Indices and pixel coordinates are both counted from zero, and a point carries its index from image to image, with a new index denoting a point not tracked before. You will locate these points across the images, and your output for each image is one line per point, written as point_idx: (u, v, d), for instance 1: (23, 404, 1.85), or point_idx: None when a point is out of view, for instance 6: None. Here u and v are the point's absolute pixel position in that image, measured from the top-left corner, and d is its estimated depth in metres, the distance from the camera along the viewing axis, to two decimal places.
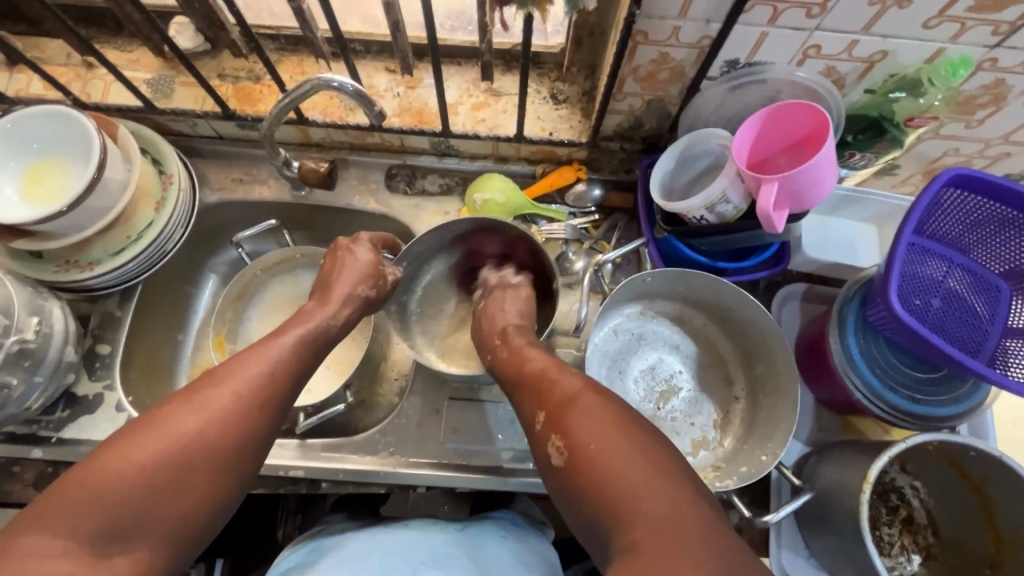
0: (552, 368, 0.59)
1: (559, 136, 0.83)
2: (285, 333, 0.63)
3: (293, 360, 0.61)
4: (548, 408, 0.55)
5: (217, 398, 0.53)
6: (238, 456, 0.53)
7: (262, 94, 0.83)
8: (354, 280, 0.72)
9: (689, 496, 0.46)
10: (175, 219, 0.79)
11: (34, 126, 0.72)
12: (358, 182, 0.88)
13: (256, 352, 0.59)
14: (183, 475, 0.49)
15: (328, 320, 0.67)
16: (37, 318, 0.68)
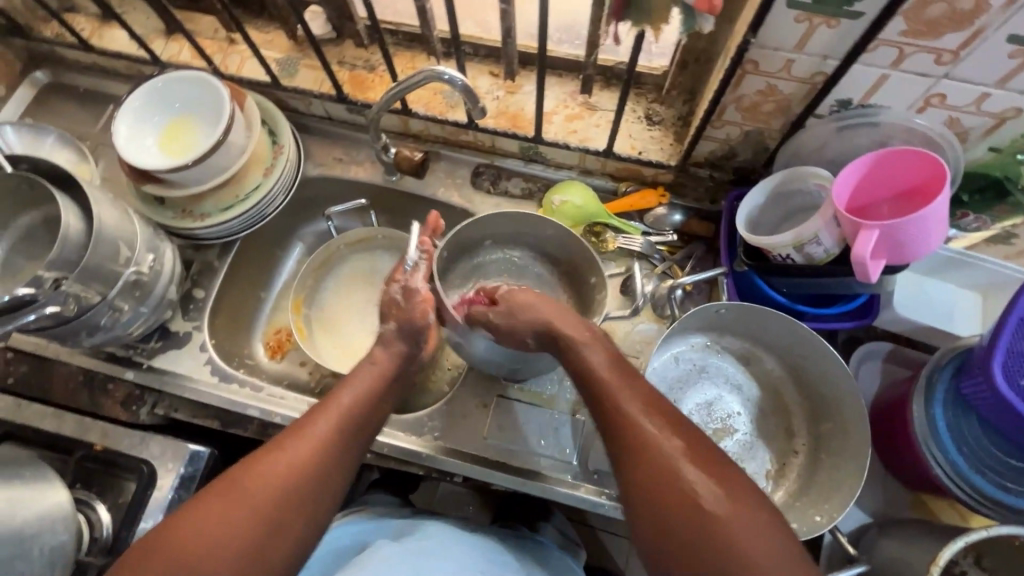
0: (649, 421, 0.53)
1: (647, 156, 0.84)
2: (352, 386, 0.64)
3: (360, 414, 0.62)
4: (658, 470, 0.50)
5: (293, 453, 0.56)
6: (311, 506, 0.55)
7: (374, 83, 0.90)
8: (388, 326, 0.70)
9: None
10: (279, 186, 0.86)
11: (178, 88, 0.81)
12: (445, 175, 0.92)
13: (325, 406, 0.61)
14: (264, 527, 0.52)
15: (391, 370, 0.67)
16: (152, 256, 0.75)
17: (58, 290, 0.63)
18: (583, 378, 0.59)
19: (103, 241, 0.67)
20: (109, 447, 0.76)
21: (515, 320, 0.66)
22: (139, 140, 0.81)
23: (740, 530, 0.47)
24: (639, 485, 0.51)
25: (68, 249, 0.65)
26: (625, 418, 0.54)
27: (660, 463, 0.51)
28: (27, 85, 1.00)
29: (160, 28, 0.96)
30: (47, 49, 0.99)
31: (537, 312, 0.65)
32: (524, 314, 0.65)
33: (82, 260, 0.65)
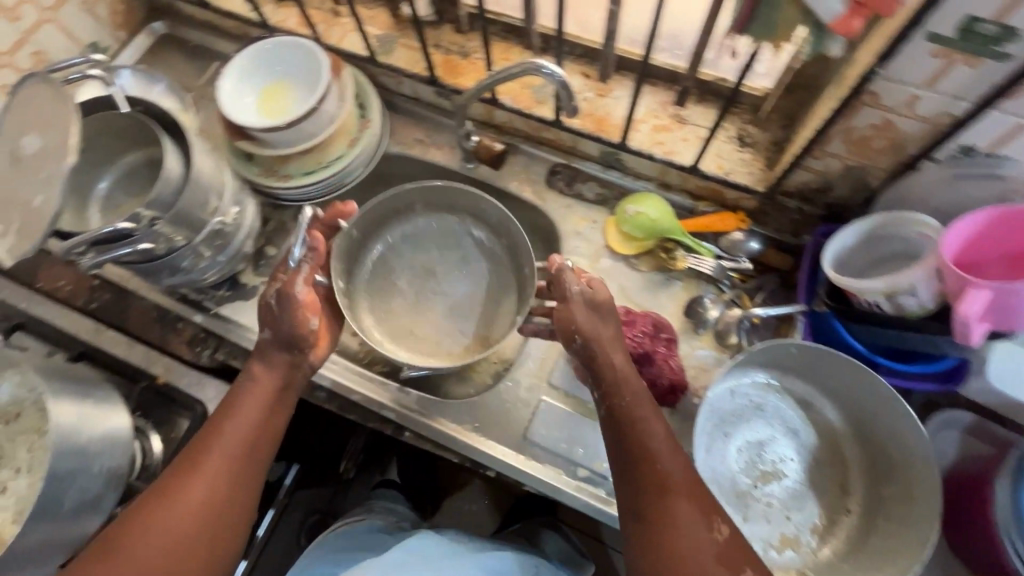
0: (658, 433, 0.61)
1: (734, 178, 0.80)
2: (239, 412, 0.64)
3: (251, 439, 0.64)
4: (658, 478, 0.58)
5: (186, 496, 0.58)
6: (227, 522, 0.60)
7: (466, 69, 0.90)
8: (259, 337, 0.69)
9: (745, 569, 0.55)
10: (361, 159, 0.89)
11: (282, 51, 0.85)
12: (521, 169, 0.92)
13: (213, 439, 0.62)
14: (181, 553, 0.57)
15: (280, 381, 0.68)
16: (237, 208, 0.78)
17: (153, 228, 0.67)
18: (619, 400, 0.62)
19: (198, 187, 0.71)
20: (172, 382, 0.81)
21: (595, 315, 0.65)
22: (240, 97, 0.84)
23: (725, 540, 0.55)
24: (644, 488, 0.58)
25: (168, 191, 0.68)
26: (644, 454, 0.59)
27: (672, 500, 0.56)
28: (145, 35, 1.07)
29: None
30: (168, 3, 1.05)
31: (608, 316, 0.66)
32: (601, 312, 0.65)
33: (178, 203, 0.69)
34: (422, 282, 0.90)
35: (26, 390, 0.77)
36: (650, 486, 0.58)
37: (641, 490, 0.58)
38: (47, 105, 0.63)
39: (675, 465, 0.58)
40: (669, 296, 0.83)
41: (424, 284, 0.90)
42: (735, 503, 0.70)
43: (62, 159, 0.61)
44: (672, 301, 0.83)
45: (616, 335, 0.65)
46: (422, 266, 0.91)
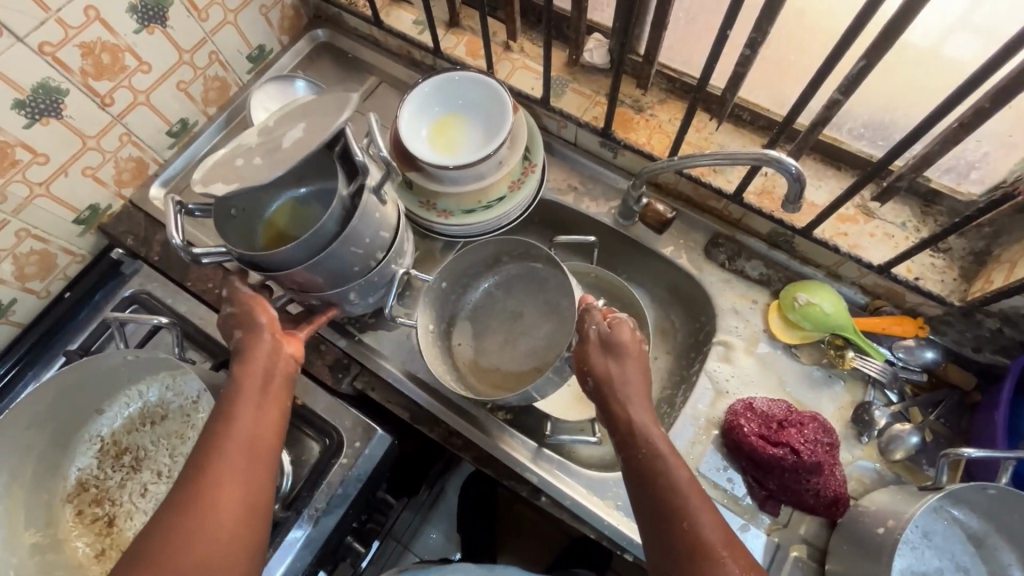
0: (685, 483, 0.54)
1: (924, 284, 0.75)
2: (238, 412, 0.57)
3: (257, 438, 0.57)
4: (689, 536, 0.52)
5: (206, 496, 0.51)
6: (258, 518, 0.54)
7: (638, 125, 0.88)
8: (235, 340, 0.64)
9: None
10: (521, 203, 0.86)
11: (466, 87, 0.84)
12: (678, 234, 0.88)
13: (214, 453, 0.54)
14: (210, 552, 0.50)
15: (270, 373, 0.61)
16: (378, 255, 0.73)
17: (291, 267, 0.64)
18: (639, 454, 0.57)
19: (315, 269, 0.66)
20: (310, 406, 0.80)
21: (616, 362, 0.62)
22: (416, 127, 0.84)
23: None
24: (676, 548, 0.52)
25: (282, 259, 0.64)
26: (672, 509, 0.53)
27: (711, 565, 0.50)
28: (307, 40, 1.07)
29: (442, 18, 0.99)
30: (335, 12, 1.05)
31: (626, 359, 0.62)
32: (617, 356, 0.62)
33: (295, 270, 0.65)
34: (509, 327, 0.89)
35: (173, 393, 0.76)
36: (681, 548, 0.52)
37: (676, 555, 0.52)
38: (324, 116, 0.64)
39: (709, 520, 0.52)
40: (830, 395, 0.79)
41: (511, 330, 0.89)
42: None
43: (279, 162, 0.60)
44: (835, 403, 0.78)
45: (631, 378, 0.61)
46: (508, 313, 0.89)
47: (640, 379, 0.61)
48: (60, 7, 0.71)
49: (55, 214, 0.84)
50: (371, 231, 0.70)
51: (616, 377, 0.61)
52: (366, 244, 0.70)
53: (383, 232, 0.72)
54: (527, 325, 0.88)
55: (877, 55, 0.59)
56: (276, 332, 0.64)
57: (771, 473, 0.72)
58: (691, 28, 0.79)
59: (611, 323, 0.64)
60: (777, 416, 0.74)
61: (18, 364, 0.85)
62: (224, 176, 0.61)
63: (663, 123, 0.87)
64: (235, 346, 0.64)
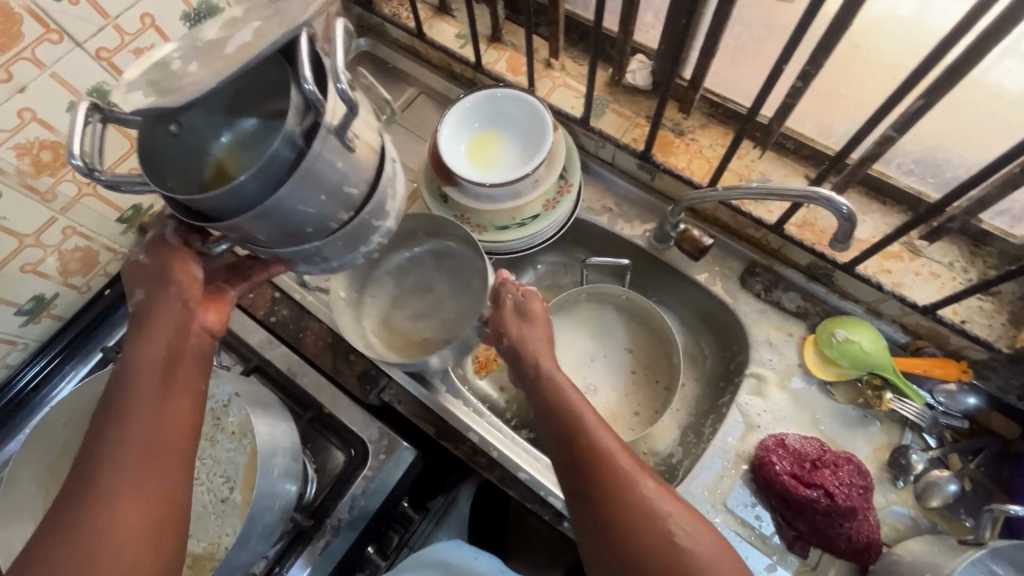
0: (586, 409, 0.59)
1: (971, 328, 0.73)
2: (134, 409, 0.49)
3: (161, 437, 0.49)
4: (591, 453, 0.56)
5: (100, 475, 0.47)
6: (167, 486, 0.49)
7: (678, 148, 0.86)
8: (134, 298, 0.55)
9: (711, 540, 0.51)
10: (556, 222, 0.86)
11: (507, 105, 0.84)
12: (714, 261, 0.87)
13: (106, 460, 0.47)
14: (110, 532, 0.45)
15: (175, 340, 0.53)
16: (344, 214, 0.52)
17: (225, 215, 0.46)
18: (544, 394, 0.62)
19: (256, 224, 0.47)
20: (337, 414, 0.80)
21: (528, 322, 0.69)
22: (455, 142, 0.84)
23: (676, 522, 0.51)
24: (581, 468, 0.56)
25: (211, 207, 0.46)
26: (570, 431, 0.58)
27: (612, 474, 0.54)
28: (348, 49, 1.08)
29: (484, 33, 0.99)
30: (377, 22, 1.06)
31: (535, 322, 0.68)
32: (527, 319, 0.69)
33: (230, 218, 0.46)
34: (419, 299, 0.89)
35: None
36: (584, 468, 0.55)
37: (582, 476, 0.55)
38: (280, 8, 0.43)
39: (609, 435, 0.57)
40: (864, 435, 0.77)
41: (420, 304, 0.89)
42: None
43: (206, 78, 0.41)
44: (869, 444, 0.77)
45: (539, 337, 0.67)
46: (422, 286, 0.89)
47: (545, 337, 0.68)
48: (118, 14, 0.73)
49: (100, 213, 0.86)
50: (334, 183, 0.49)
51: (530, 337, 0.67)
52: (326, 199, 0.49)
53: (350, 187, 0.51)
54: (440, 300, 0.88)
55: (937, 95, 0.58)
56: (190, 295, 0.55)
57: (802, 515, 0.70)
58: (739, 57, 0.78)
59: (522, 295, 0.72)
60: (811, 456, 0.72)
61: (58, 356, 0.89)
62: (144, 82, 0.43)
63: (704, 148, 0.86)
64: (139, 312, 0.54)
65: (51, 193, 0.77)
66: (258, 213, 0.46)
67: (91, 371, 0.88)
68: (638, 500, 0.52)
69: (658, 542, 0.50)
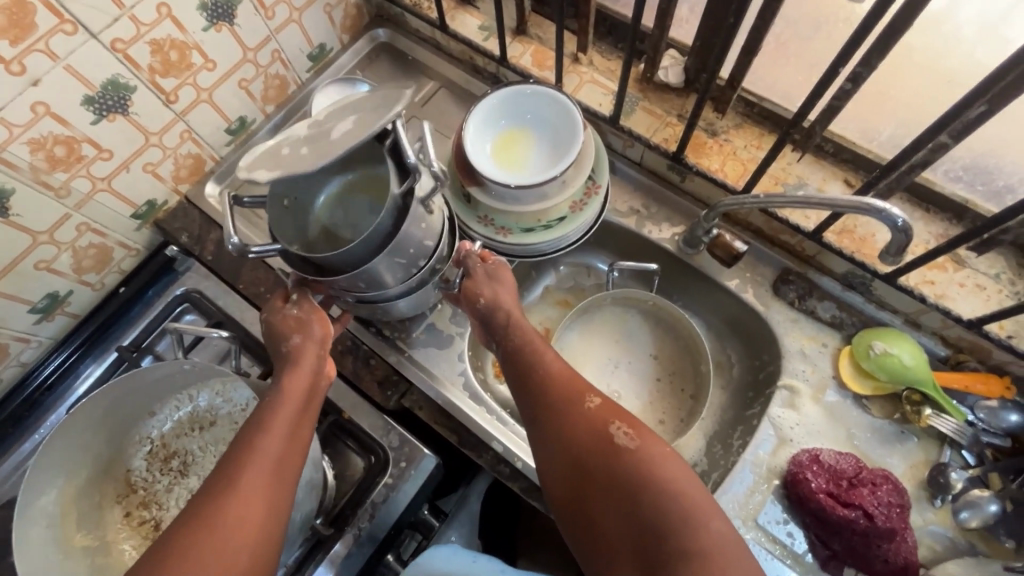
0: (542, 348, 0.65)
1: (1016, 344, 0.70)
2: (272, 428, 0.56)
3: (285, 457, 0.55)
4: (543, 384, 0.62)
5: (253, 456, 0.53)
6: (288, 483, 0.55)
7: (711, 149, 0.83)
8: (283, 342, 0.64)
9: (659, 446, 0.54)
10: (582, 226, 0.82)
11: (536, 103, 0.81)
12: (746, 267, 0.84)
13: (242, 465, 0.53)
14: (254, 507, 0.51)
15: (312, 374, 0.62)
16: (424, 262, 0.68)
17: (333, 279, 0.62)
18: (505, 339, 0.67)
19: (358, 278, 0.62)
20: (356, 421, 0.78)
21: (488, 281, 0.70)
22: (480, 140, 0.81)
23: (619, 435, 0.55)
24: (535, 400, 0.61)
25: (326, 262, 0.61)
26: (525, 369, 0.64)
27: (560, 398, 0.60)
28: (367, 40, 1.04)
29: (509, 25, 0.95)
30: (398, 13, 1.02)
31: (497, 273, 0.71)
32: (490, 274, 0.70)
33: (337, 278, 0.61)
34: None
35: (225, 400, 0.74)
36: (537, 400, 0.61)
37: (535, 405, 0.61)
38: (371, 108, 0.59)
39: (557, 365, 0.63)
40: (900, 451, 0.74)
41: None
42: None
43: (320, 156, 0.56)
44: (905, 461, 0.74)
45: (498, 284, 0.70)
46: None
47: (507, 286, 0.70)
48: (134, 3, 0.70)
49: (115, 209, 0.84)
50: (417, 240, 0.65)
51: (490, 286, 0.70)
52: (411, 254, 0.65)
53: (427, 242, 0.66)
54: None
55: (1001, 101, 0.54)
56: (326, 340, 0.65)
57: (837, 534, 0.68)
58: (780, 54, 0.77)
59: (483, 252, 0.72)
60: (847, 473, 0.71)
61: (77, 351, 0.87)
62: (268, 165, 0.58)
63: (738, 149, 0.82)
64: (285, 352, 0.64)
65: (65, 189, 0.75)
66: (357, 272, 0.61)
67: (107, 371, 0.86)
68: (581, 415, 0.58)
69: (602, 448, 0.55)
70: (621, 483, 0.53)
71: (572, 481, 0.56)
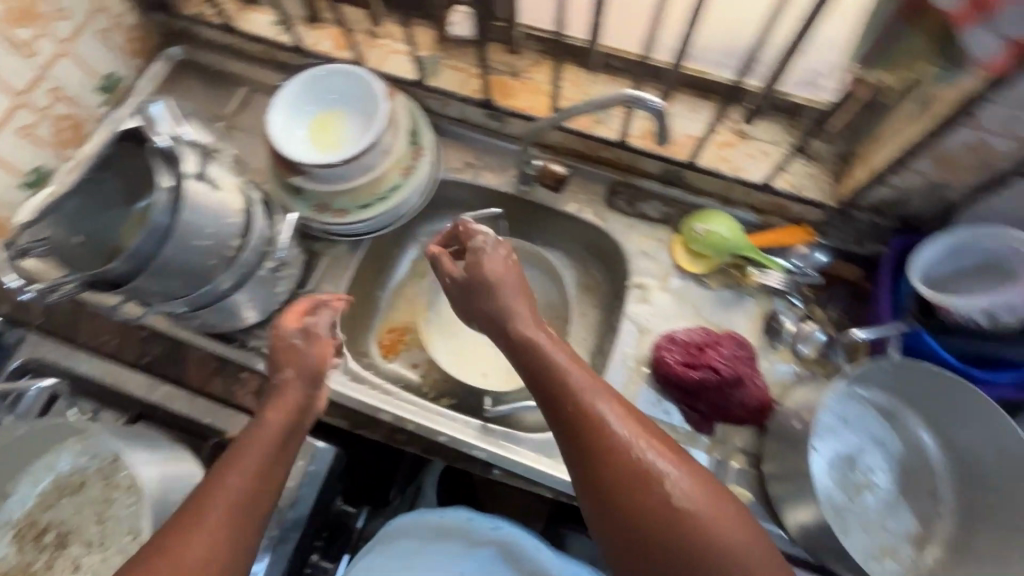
0: (580, 372, 0.58)
1: (803, 193, 0.81)
2: (237, 471, 0.56)
3: (251, 502, 0.55)
4: (585, 416, 0.55)
5: (217, 499, 0.53)
6: (252, 529, 0.55)
7: (518, 89, 0.88)
8: (273, 378, 0.64)
9: (716, 504, 0.51)
10: (416, 189, 0.85)
11: (336, 81, 0.81)
12: (580, 189, 0.90)
13: (204, 507, 0.53)
14: (212, 553, 0.51)
15: (291, 416, 0.62)
16: (236, 241, 0.69)
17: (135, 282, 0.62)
18: (529, 359, 0.60)
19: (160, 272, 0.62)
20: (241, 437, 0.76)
21: (476, 291, 0.66)
22: (292, 129, 0.81)
23: (676, 490, 0.51)
24: (574, 427, 0.55)
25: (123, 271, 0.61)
26: (557, 395, 0.57)
27: (603, 435, 0.54)
28: (162, 60, 0.99)
29: (302, 15, 0.95)
30: (185, 27, 0.98)
31: (501, 281, 0.66)
32: (494, 288, 0.65)
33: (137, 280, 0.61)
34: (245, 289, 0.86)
35: (88, 457, 0.70)
36: (578, 429, 0.55)
37: (574, 434, 0.56)
38: None
39: (597, 391, 0.57)
40: (740, 311, 0.83)
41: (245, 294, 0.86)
42: (834, 518, 0.71)
43: None
44: (747, 319, 0.83)
45: (511, 303, 0.64)
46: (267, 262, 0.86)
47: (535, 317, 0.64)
48: None
49: None
50: (212, 221, 0.65)
51: (501, 302, 0.65)
52: (211, 234, 0.65)
53: (228, 221, 0.67)
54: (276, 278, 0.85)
55: None
56: (314, 379, 0.65)
57: (698, 396, 0.76)
58: None
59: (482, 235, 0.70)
60: (695, 342, 0.78)
61: None
62: None
63: (541, 83, 0.88)
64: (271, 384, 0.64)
65: None
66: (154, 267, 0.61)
67: None
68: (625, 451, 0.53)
69: (655, 500, 0.51)
70: (671, 549, 0.50)
71: (617, 524, 0.52)
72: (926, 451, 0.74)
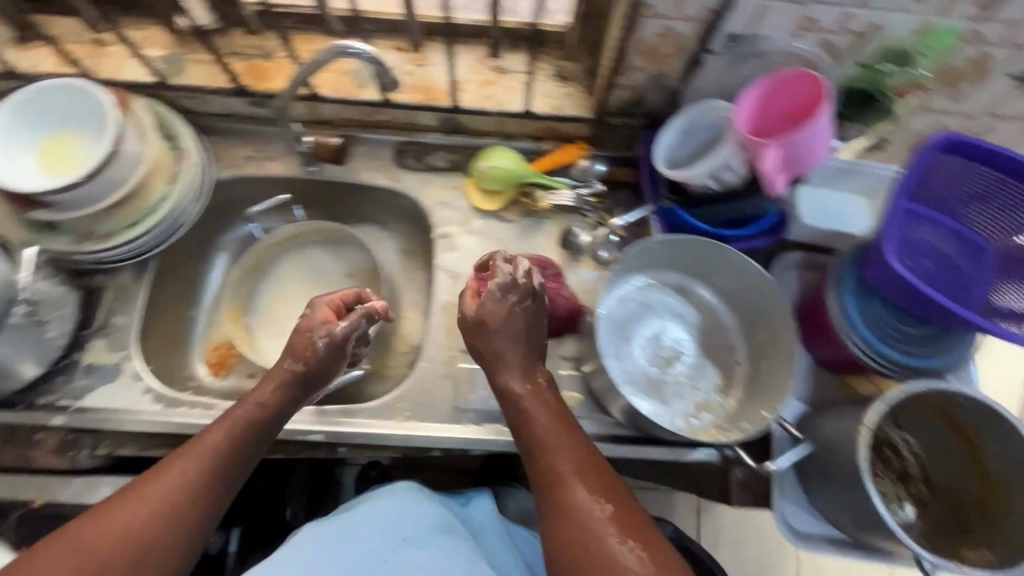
0: (553, 423, 0.63)
1: (565, 112, 0.86)
2: (192, 462, 0.59)
3: (200, 494, 0.58)
4: (550, 468, 0.60)
5: (169, 481, 0.57)
6: (197, 524, 0.57)
7: (273, 70, 0.85)
8: (286, 364, 0.68)
9: (651, 563, 0.54)
10: (189, 193, 0.81)
11: (55, 99, 0.74)
12: (368, 157, 0.90)
13: (157, 483, 0.57)
14: (147, 534, 0.54)
15: (264, 419, 0.65)
16: None
17: None
18: (517, 412, 0.65)
19: None
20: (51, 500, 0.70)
21: (497, 345, 0.67)
22: (16, 161, 0.73)
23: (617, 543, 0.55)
24: (538, 468, 0.61)
25: None
26: (536, 442, 0.62)
27: (562, 481, 0.59)
28: None
29: (9, 37, 0.85)
30: None
31: (498, 332, 0.68)
32: (492, 333, 0.68)
33: None
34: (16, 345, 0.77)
35: None
36: (540, 472, 0.61)
37: (537, 475, 0.61)
38: None
39: (572, 444, 0.62)
40: (541, 234, 0.88)
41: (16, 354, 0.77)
42: (652, 392, 0.78)
43: None
44: (549, 240, 0.88)
45: (507, 354, 0.67)
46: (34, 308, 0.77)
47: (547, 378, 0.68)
48: None
49: None
50: None
51: (511, 354, 0.67)
52: None
53: None
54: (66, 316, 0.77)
55: None
56: (307, 382, 0.67)
57: None
58: None
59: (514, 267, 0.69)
60: None
61: None
62: None
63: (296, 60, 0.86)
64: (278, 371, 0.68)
65: None
66: None
67: None
68: (568, 502, 0.58)
69: (592, 544, 0.55)
70: None
71: (556, 560, 0.57)
72: (720, 311, 0.84)
